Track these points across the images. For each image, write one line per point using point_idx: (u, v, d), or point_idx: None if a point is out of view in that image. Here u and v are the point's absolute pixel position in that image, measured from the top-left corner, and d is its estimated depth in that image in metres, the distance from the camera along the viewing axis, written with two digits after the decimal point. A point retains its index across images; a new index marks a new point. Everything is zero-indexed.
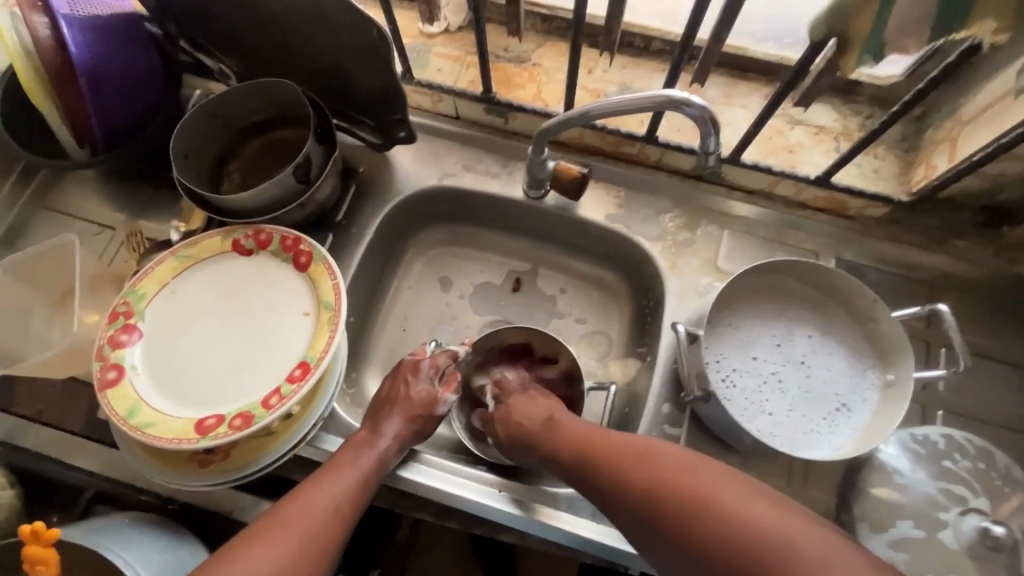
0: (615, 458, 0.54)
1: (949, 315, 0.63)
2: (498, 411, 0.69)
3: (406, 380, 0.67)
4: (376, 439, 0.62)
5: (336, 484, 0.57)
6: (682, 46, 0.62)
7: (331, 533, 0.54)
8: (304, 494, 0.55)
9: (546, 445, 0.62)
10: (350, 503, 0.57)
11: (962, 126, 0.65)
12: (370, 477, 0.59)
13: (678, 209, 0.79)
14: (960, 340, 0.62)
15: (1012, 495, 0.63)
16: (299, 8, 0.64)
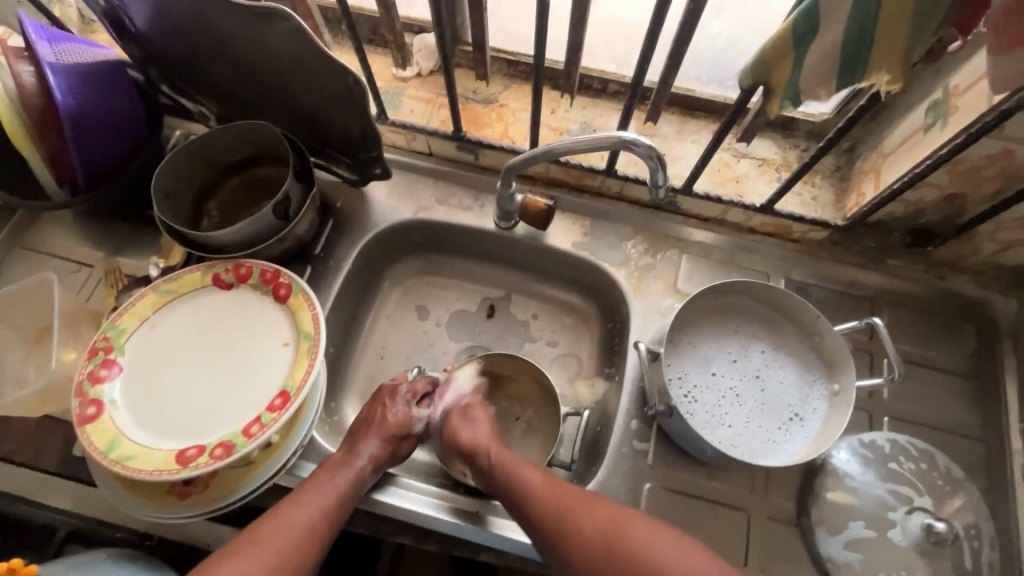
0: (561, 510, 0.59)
1: (884, 327, 0.70)
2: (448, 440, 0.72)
3: (384, 403, 0.71)
4: (352, 458, 0.64)
5: (314, 502, 0.59)
6: (633, 89, 0.68)
7: (309, 550, 0.56)
8: (283, 512, 0.57)
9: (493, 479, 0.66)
10: (327, 520, 0.59)
11: (884, 158, 0.72)
12: (347, 495, 0.61)
13: (640, 235, 0.85)
14: (895, 351, 0.68)
15: (951, 493, 0.69)
16: (278, 56, 0.68)
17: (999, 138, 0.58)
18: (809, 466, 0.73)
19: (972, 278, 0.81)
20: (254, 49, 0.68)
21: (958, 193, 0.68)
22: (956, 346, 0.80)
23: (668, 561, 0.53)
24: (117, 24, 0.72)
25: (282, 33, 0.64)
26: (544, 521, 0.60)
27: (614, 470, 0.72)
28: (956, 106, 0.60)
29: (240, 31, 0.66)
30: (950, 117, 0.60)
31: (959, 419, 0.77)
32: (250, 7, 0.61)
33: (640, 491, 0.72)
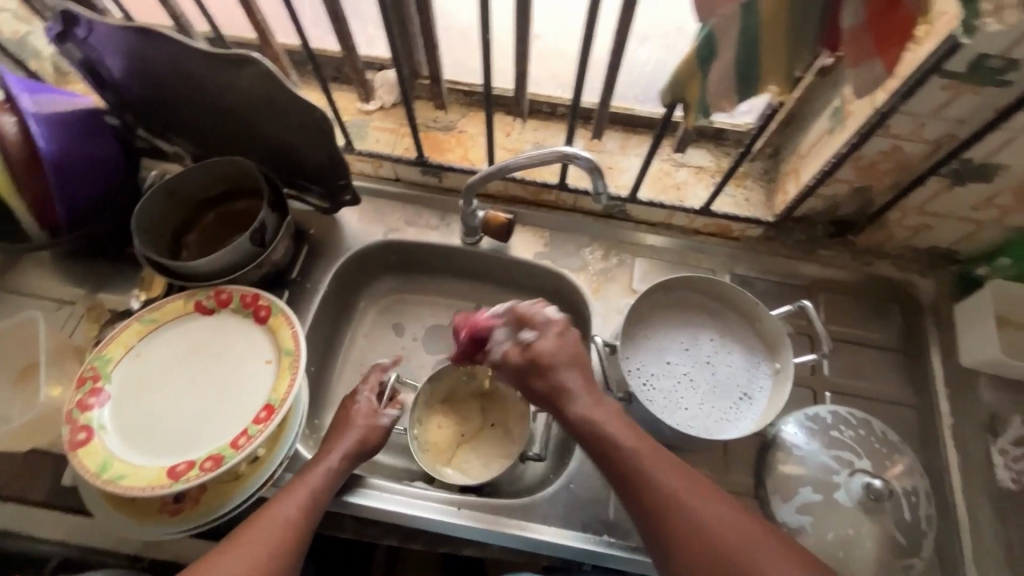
0: (646, 481, 0.58)
1: (812, 308, 0.77)
2: (546, 380, 0.65)
3: (348, 407, 0.74)
4: (323, 456, 0.68)
5: (289, 502, 0.62)
6: (573, 109, 0.76)
7: (289, 546, 0.60)
8: (267, 510, 0.61)
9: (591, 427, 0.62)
10: (307, 514, 0.62)
11: (802, 160, 0.81)
12: (321, 492, 0.65)
13: (596, 243, 0.92)
14: (823, 329, 0.76)
15: (888, 456, 0.76)
16: (249, 97, 0.74)
17: (887, 135, 0.67)
18: (764, 441, 0.81)
19: (893, 262, 0.89)
20: (225, 91, 0.74)
21: (865, 186, 0.77)
22: (885, 324, 0.88)
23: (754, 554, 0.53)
24: (94, 75, 0.77)
25: (250, 76, 0.70)
26: (639, 489, 0.58)
27: (585, 460, 0.78)
28: (850, 110, 0.69)
29: (212, 76, 0.72)
30: (846, 119, 0.70)
31: (895, 390, 0.84)
32: (221, 55, 0.68)
33: None
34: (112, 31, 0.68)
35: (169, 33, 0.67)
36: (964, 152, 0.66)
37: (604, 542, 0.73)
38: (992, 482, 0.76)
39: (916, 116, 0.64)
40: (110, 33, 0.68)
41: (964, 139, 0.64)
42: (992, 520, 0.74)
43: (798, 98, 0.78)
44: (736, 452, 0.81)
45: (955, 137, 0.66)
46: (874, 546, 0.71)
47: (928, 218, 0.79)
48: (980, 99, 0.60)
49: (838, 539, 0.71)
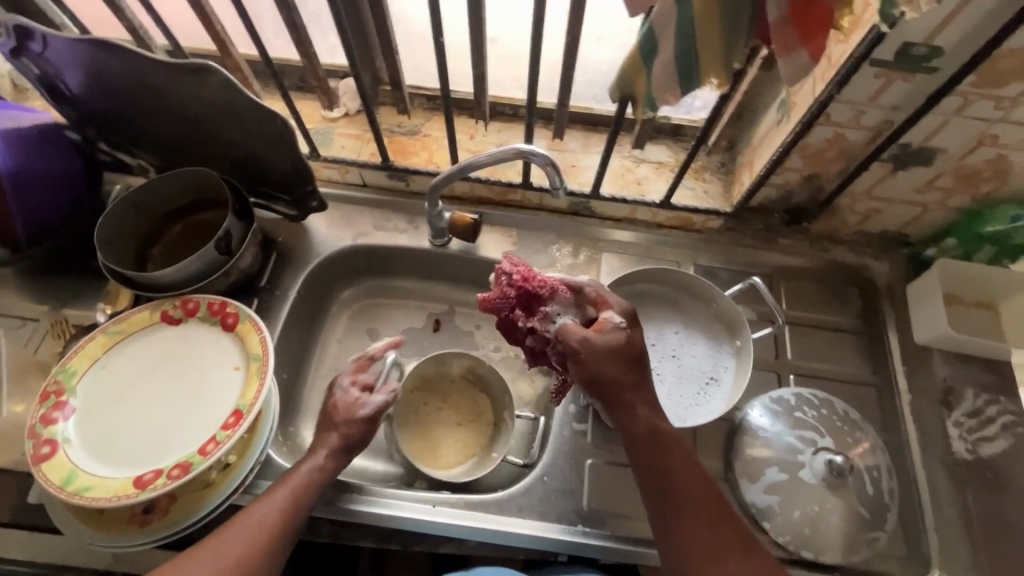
0: (675, 497, 0.61)
1: (762, 285, 0.79)
2: (623, 369, 0.64)
3: (330, 395, 0.72)
4: (314, 454, 0.67)
5: (269, 505, 0.62)
6: (530, 109, 0.78)
7: (261, 551, 0.59)
8: (253, 508, 0.62)
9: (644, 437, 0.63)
10: (287, 517, 0.62)
11: (755, 151, 0.84)
12: (301, 495, 0.64)
13: (563, 240, 0.94)
14: (774, 303, 0.79)
15: (851, 433, 0.78)
16: (210, 106, 0.74)
17: (829, 123, 0.70)
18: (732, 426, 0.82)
19: (849, 247, 0.92)
20: (187, 101, 0.75)
21: (815, 174, 0.80)
22: (845, 308, 0.90)
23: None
24: (52, 91, 0.76)
25: (212, 85, 0.71)
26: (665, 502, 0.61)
27: (558, 453, 0.79)
28: (795, 100, 0.72)
29: (172, 86, 0.72)
30: (791, 109, 0.73)
31: (856, 371, 0.86)
32: (179, 65, 0.68)
33: (584, 468, 0.78)
34: (68, 46, 0.68)
35: (126, 45, 0.67)
36: (901, 138, 0.70)
37: (580, 532, 0.74)
38: (948, 454, 0.80)
39: (853, 103, 0.67)
40: (67, 48, 0.69)
41: (899, 124, 0.68)
42: (951, 490, 0.77)
43: (747, 92, 0.81)
44: (706, 438, 0.82)
45: (892, 122, 0.69)
46: (841, 522, 0.73)
47: (877, 203, 0.82)
48: (911, 85, 0.64)
49: (805, 517, 0.73)
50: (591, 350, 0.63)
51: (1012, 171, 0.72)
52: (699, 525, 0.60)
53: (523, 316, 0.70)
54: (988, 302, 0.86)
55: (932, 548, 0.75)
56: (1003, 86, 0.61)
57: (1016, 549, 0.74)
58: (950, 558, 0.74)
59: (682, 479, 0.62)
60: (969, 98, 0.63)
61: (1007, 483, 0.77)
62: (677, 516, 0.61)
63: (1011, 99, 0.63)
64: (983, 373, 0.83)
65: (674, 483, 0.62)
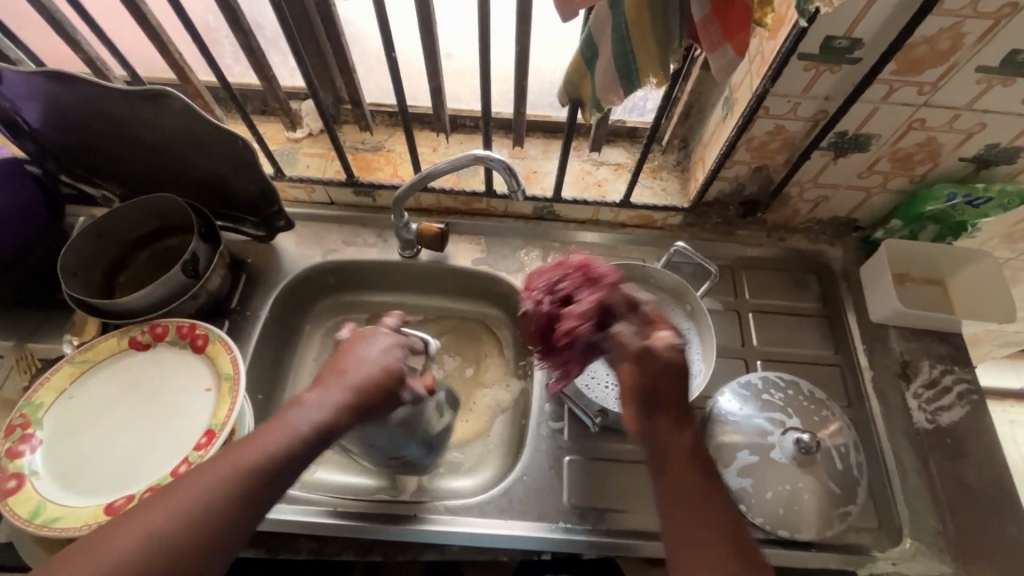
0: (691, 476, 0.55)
1: (685, 247, 0.83)
2: (671, 392, 0.58)
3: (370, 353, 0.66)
4: (320, 408, 0.59)
5: (270, 441, 0.55)
6: (486, 118, 0.81)
7: (235, 514, 0.52)
8: (251, 442, 0.55)
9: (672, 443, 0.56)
10: (283, 459, 0.55)
11: (706, 148, 0.88)
12: (296, 436, 0.57)
13: (531, 244, 0.96)
14: (700, 259, 0.82)
15: (816, 412, 0.80)
16: (173, 132, 0.76)
17: (769, 116, 0.74)
18: (703, 415, 0.83)
19: (804, 235, 0.96)
20: (147, 128, 0.76)
21: (763, 165, 0.83)
22: (806, 293, 0.93)
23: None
24: (9, 125, 0.76)
25: (172, 111, 0.72)
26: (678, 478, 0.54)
27: (536, 452, 0.80)
28: (737, 97, 0.76)
29: (131, 114, 0.73)
30: (734, 105, 0.77)
31: (820, 352, 0.89)
32: (137, 92, 0.69)
33: (562, 465, 0.79)
34: (25, 79, 0.69)
35: (85, 77, 0.69)
36: (836, 126, 0.74)
37: (561, 529, 0.75)
38: (910, 425, 0.83)
39: (788, 96, 0.71)
40: (24, 82, 0.69)
41: (833, 113, 0.72)
42: (914, 459, 0.81)
43: (693, 92, 0.85)
44: None
45: (827, 112, 0.74)
46: (813, 499, 0.75)
47: (824, 190, 0.86)
48: (838, 76, 0.68)
49: (778, 497, 0.75)
50: (646, 359, 0.58)
51: (942, 152, 0.77)
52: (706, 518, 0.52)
53: (576, 293, 0.69)
54: (937, 279, 0.90)
55: (902, 517, 0.78)
56: (922, 73, 0.66)
57: (979, 511, 0.77)
58: (920, 526, 0.77)
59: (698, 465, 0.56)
60: (893, 86, 0.68)
61: (966, 449, 0.81)
62: (683, 507, 0.53)
63: (931, 84, 0.67)
64: (936, 346, 0.87)
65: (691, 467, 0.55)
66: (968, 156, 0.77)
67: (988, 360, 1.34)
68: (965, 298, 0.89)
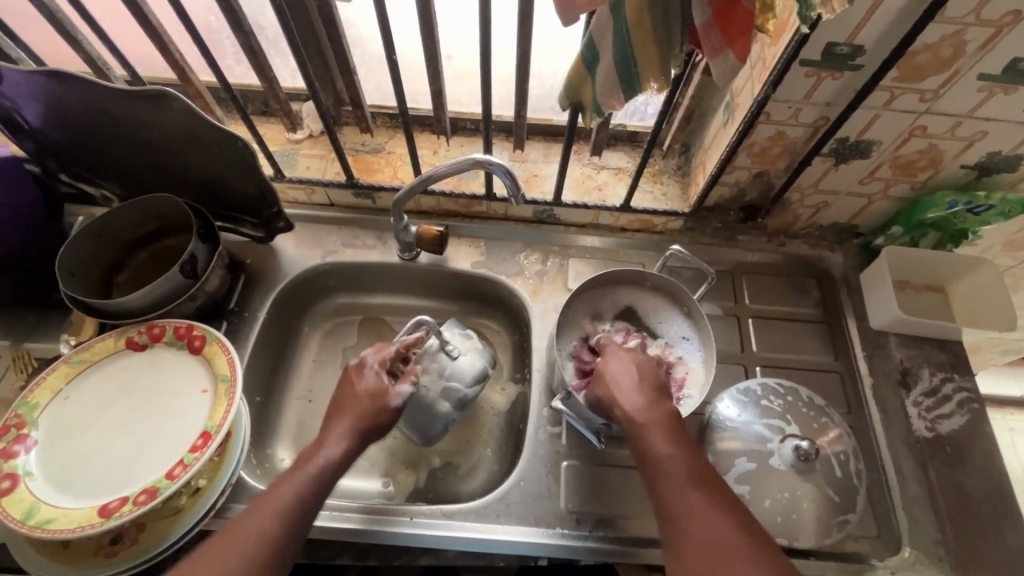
0: (647, 437, 0.61)
1: (682, 250, 0.82)
2: (608, 383, 0.67)
3: (354, 380, 0.71)
4: (324, 447, 0.64)
5: (292, 489, 0.60)
6: (486, 121, 0.81)
7: (274, 563, 0.56)
8: (271, 496, 0.59)
9: (622, 416, 0.64)
10: (306, 507, 0.60)
11: (707, 153, 0.87)
12: (316, 484, 0.61)
13: (530, 248, 0.95)
14: (694, 261, 0.82)
15: (815, 418, 0.80)
16: (174, 132, 0.75)
17: (770, 122, 0.74)
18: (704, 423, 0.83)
19: (805, 241, 0.96)
20: (146, 128, 0.75)
21: (763, 171, 0.83)
22: (805, 299, 0.93)
23: (699, 529, 0.55)
24: (9, 124, 0.76)
25: (171, 111, 0.72)
26: (637, 441, 0.62)
27: (534, 456, 0.80)
28: (738, 102, 0.76)
29: (131, 114, 0.73)
30: (735, 110, 0.76)
31: (819, 358, 0.89)
32: (136, 92, 0.69)
33: (560, 470, 0.79)
34: (26, 78, 0.69)
35: (82, 74, 0.68)
36: (838, 132, 0.74)
37: (557, 535, 0.74)
38: (910, 433, 0.82)
39: (790, 102, 0.71)
40: (24, 80, 0.69)
41: (834, 119, 0.72)
42: (913, 467, 0.80)
43: (694, 97, 0.85)
44: None
45: (828, 118, 0.73)
46: (812, 507, 0.74)
47: (825, 196, 0.86)
48: (840, 83, 0.68)
49: (777, 504, 0.74)
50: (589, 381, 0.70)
51: (943, 159, 0.77)
52: (667, 473, 0.59)
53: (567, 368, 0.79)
54: (938, 285, 0.90)
55: (901, 525, 0.77)
56: (923, 80, 0.66)
57: (979, 519, 0.77)
58: (919, 534, 0.77)
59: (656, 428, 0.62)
60: (894, 93, 0.68)
61: (967, 458, 0.80)
62: (647, 465, 0.60)
63: (933, 91, 0.67)
64: (936, 353, 0.87)
65: (649, 430, 0.62)
66: (969, 163, 0.77)
67: (988, 367, 1.34)
68: (965, 306, 0.89)
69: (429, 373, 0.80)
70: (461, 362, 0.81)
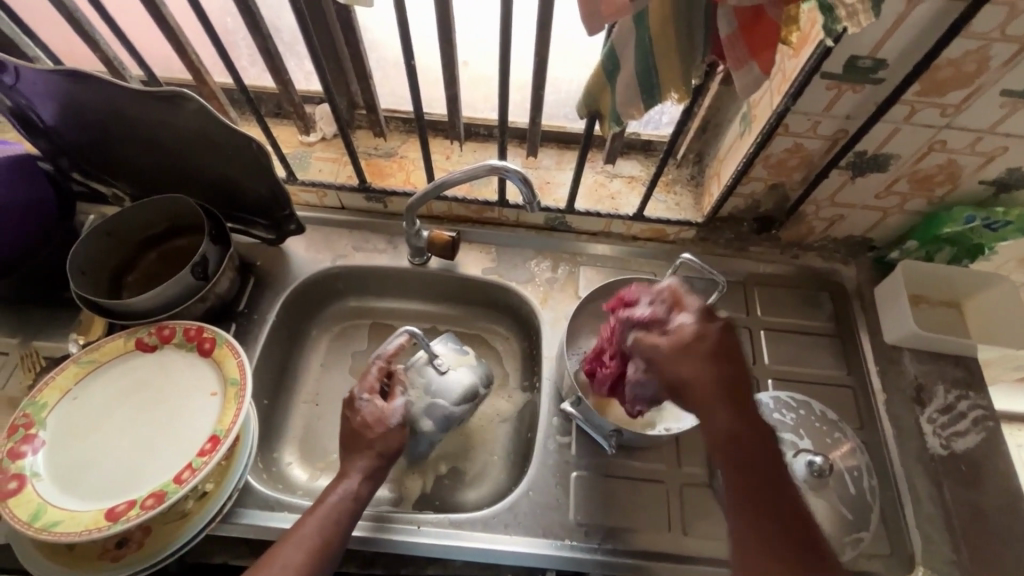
0: (753, 462, 0.54)
1: (693, 259, 0.79)
2: (696, 381, 0.55)
3: (351, 412, 0.72)
4: (344, 479, 0.67)
5: (313, 522, 0.62)
6: (502, 128, 0.80)
7: None
8: (294, 532, 0.61)
9: (714, 428, 0.55)
10: (328, 541, 0.61)
11: (721, 164, 0.87)
12: (337, 517, 0.63)
13: (541, 255, 0.95)
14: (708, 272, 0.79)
15: (828, 434, 0.79)
16: (189, 133, 0.75)
17: (788, 134, 0.74)
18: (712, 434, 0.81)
19: (817, 253, 0.95)
20: (161, 128, 0.75)
21: (779, 183, 0.83)
22: (817, 312, 0.92)
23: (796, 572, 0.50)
24: (25, 122, 0.76)
25: (187, 112, 0.71)
26: (739, 462, 0.54)
27: (543, 465, 0.79)
28: (756, 113, 0.75)
29: (146, 114, 0.73)
30: (752, 122, 0.76)
31: (832, 372, 0.88)
32: (153, 93, 0.69)
33: (569, 480, 0.78)
34: (43, 77, 0.69)
35: (99, 74, 0.68)
36: (856, 145, 0.73)
37: (566, 547, 0.73)
38: (924, 450, 0.81)
39: (809, 114, 0.71)
40: (41, 80, 0.69)
41: (854, 132, 0.72)
42: (927, 484, 0.79)
43: (710, 107, 0.84)
44: (688, 445, 0.80)
45: (847, 131, 0.73)
46: (824, 524, 0.73)
47: (840, 209, 0.86)
48: (861, 96, 0.68)
49: None
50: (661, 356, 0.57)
51: (962, 174, 0.76)
52: (766, 504, 0.53)
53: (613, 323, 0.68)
54: (953, 301, 0.89)
55: (914, 543, 0.76)
56: (946, 95, 0.65)
57: (993, 539, 0.76)
58: (932, 553, 0.76)
59: (765, 454, 0.54)
60: (915, 107, 0.67)
61: (982, 476, 0.79)
62: (744, 489, 0.54)
63: (954, 106, 0.67)
64: (951, 369, 0.86)
65: (757, 455, 0.54)
66: (988, 178, 0.76)
67: (997, 384, 1.33)
68: (980, 322, 0.88)
69: (414, 387, 0.77)
70: (449, 378, 0.78)
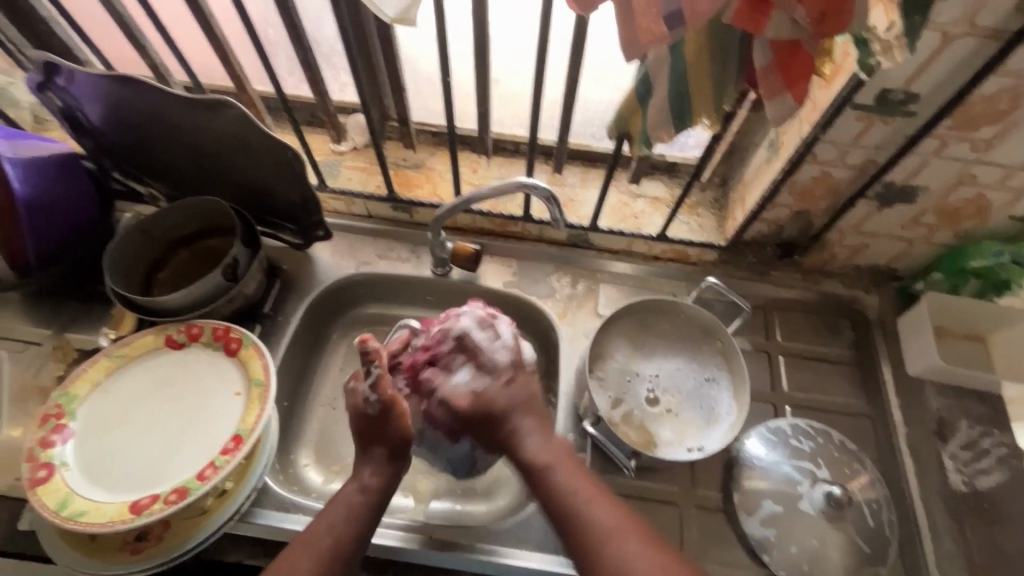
0: (568, 481, 0.64)
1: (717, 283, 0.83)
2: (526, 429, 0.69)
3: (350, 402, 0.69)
4: (359, 475, 0.67)
5: (327, 525, 0.63)
6: (530, 145, 0.82)
7: None
8: (306, 536, 0.62)
9: (529, 456, 0.67)
10: (343, 543, 0.62)
11: (746, 188, 0.88)
12: (351, 518, 0.63)
13: (562, 270, 0.96)
14: (732, 296, 0.82)
15: (845, 464, 0.78)
16: (227, 139, 0.78)
17: (816, 162, 0.74)
18: (728, 458, 0.80)
19: (840, 280, 0.94)
20: (200, 132, 0.78)
21: (804, 210, 0.83)
22: (839, 340, 0.92)
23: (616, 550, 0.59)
24: (72, 122, 0.79)
25: (226, 118, 0.74)
26: (554, 480, 0.64)
27: None
28: (783, 140, 0.75)
29: (188, 119, 0.76)
30: (780, 149, 0.76)
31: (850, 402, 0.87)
32: (196, 99, 0.71)
33: None
34: (95, 81, 0.72)
35: (148, 81, 0.71)
36: (884, 176, 0.73)
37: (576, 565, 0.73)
38: (946, 487, 0.80)
39: (838, 143, 0.71)
40: (92, 83, 0.72)
41: (883, 163, 0.72)
42: (947, 523, 0.78)
43: (738, 132, 0.85)
44: (703, 469, 0.80)
45: (875, 161, 0.73)
46: (840, 556, 0.72)
47: (865, 238, 0.85)
48: (890, 128, 0.68)
49: (803, 552, 0.72)
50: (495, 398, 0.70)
51: (991, 209, 0.76)
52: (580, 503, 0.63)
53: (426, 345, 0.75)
54: (977, 335, 0.88)
55: None
56: (978, 130, 0.65)
57: None
58: None
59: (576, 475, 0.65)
60: (946, 140, 0.67)
61: (1003, 516, 0.78)
62: (559, 498, 0.63)
63: (985, 141, 0.67)
64: (974, 405, 0.84)
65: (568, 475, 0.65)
66: (1018, 215, 0.76)
67: None
68: (1005, 359, 0.86)
69: None
70: None
